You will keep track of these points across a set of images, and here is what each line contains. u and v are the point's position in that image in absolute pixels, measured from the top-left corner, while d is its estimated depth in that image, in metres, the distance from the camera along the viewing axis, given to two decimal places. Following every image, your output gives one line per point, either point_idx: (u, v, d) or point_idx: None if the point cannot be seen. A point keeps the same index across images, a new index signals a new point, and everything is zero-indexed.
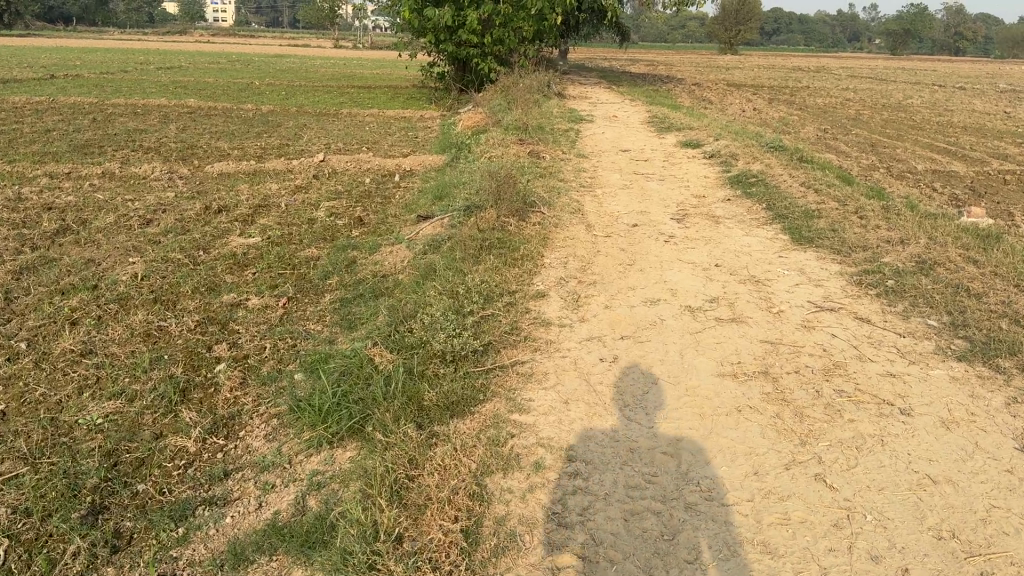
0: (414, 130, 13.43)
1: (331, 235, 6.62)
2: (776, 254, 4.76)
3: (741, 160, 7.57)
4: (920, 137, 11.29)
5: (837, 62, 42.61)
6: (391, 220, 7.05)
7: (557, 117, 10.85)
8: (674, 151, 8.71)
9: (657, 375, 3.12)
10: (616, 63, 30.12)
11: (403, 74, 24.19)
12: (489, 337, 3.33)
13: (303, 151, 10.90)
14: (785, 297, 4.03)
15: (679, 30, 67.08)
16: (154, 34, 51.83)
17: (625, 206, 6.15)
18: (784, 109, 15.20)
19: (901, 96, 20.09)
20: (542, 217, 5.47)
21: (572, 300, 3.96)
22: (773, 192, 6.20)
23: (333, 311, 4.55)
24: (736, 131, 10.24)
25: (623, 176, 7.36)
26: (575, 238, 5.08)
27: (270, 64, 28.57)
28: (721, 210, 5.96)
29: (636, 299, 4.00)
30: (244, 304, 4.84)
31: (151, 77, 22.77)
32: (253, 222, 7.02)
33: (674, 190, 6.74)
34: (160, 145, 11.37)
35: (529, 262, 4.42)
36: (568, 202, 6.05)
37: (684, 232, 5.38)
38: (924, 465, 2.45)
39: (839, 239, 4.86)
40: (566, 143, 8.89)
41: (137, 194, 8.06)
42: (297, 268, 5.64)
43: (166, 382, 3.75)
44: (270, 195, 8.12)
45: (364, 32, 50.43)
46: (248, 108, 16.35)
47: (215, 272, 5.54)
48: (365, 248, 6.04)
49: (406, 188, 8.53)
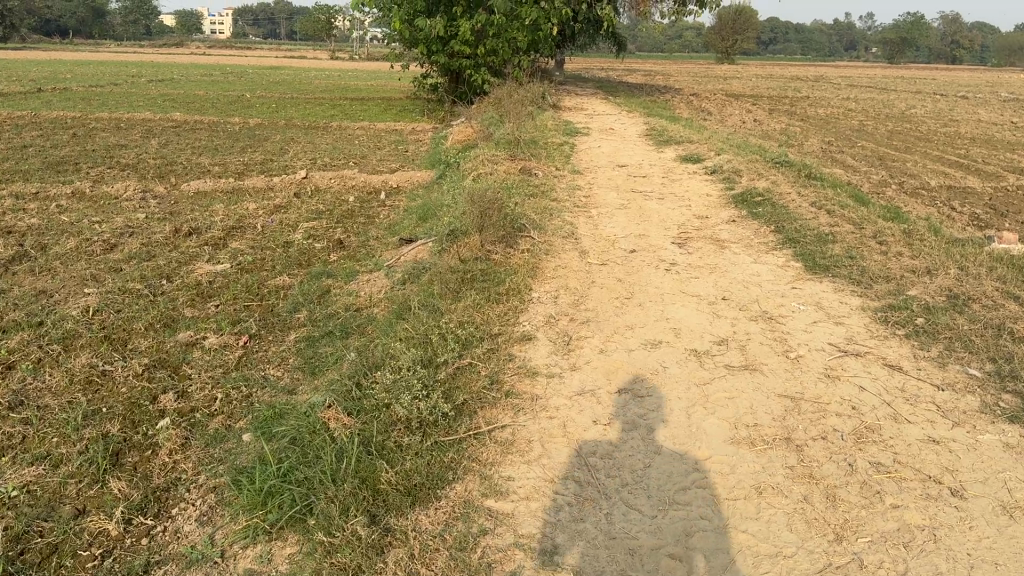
0: (404, 144, 13.01)
1: (306, 261, 6.17)
2: (789, 285, 4.32)
3: (745, 176, 7.13)
4: (929, 149, 10.89)
5: (835, 70, 42.26)
6: (372, 243, 6.60)
7: (551, 130, 10.43)
8: (673, 166, 8.28)
9: (660, 439, 2.66)
10: (613, 73, 29.82)
11: (396, 85, 23.80)
12: (463, 394, 2.88)
13: (287, 167, 10.47)
14: (801, 339, 3.58)
15: (676, 39, 66.98)
16: (149, 46, 51.54)
17: (622, 228, 5.71)
18: (786, 119, 14.81)
19: (904, 106, 19.69)
20: (531, 243, 5.03)
21: (562, 342, 3.50)
22: (782, 212, 5.77)
23: (297, 353, 4.09)
24: (738, 144, 9.84)
25: (620, 194, 6.93)
26: (567, 268, 4.63)
27: (265, 76, 28.26)
28: (726, 232, 5.51)
29: (635, 340, 3.55)
30: (201, 344, 4.37)
31: (140, 90, 22.36)
32: (225, 246, 6.57)
33: (675, 209, 6.30)
34: (139, 162, 10.94)
35: (514, 297, 3.97)
36: (561, 225, 5.61)
37: (686, 258, 4.93)
38: (990, 571, 1.99)
39: (858, 268, 4.44)
40: (560, 158, 8.46)
41: (106, 216, 7.61)
42: (265, 299, 5.18)
43: (97, 443, 3.27)
44: (246, 215, 7.68)
45: (360, 44, 50.14)
46: (235, 121, 15.92)
47: (176, 305, 5.09)
48: (342, 275, 5.60)
49: (392, 207, 8.09)
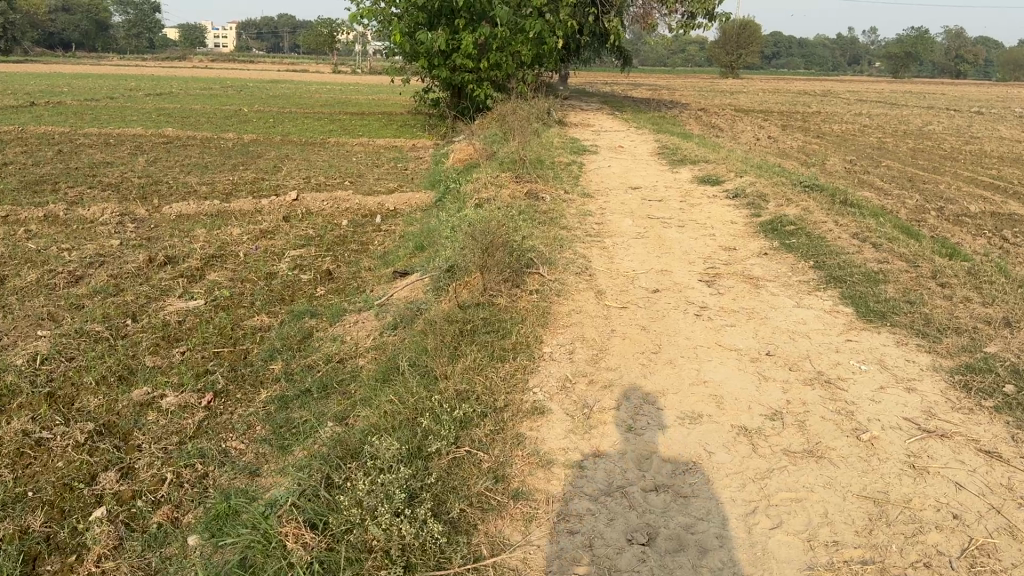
0: (403, 161, 12.45)
1: (290, 296, 5.56)
2: (842, 338, 3.72)
3: (772, 202, 6.53)
4: (958, 169, 10.33)
5: (840, 86, 41.81)
6: (364, 275, 6.00)
7: (557, 149, 9.85)
8: (690, 189, 7.67)
9: (718, 567, 2.08)
10: (618, 88, 29.36)
11: (396, 100, 23.27)
12: (461, 499, 2.28)
13: (278, 187, 9.90)
14: (869, 412, 2.98)
15: (679, 53, 66.56)
16: (151, 60, 51.10)
17: (641, 262, 5.10)
18: (800, 136, 14.26)
19: (919, 122, 19.09)
20: (541, 282, 4.44)
21: (581, 415, 2.89)
22: (820, 245, 5.17)
23: (266, 419, 3.49)
24: (757, 163, 9.28)
25: (636, 221, 6.32)
26: (583, 313, 4.02)
27: (264, 90, 27.73)
28: (759, 268, 4.90)
29: (671, 412, 2.95)
30: (158, 403, 3.77)
31: (135, 104, 21.82)
32: (201, 278, 5.98)
33: (698, 239, 5.70)
34: (122, 181, 10.36)
35: (523, 353, 3.37)
36: (573, 259, 5.01)
37: (717, 300, 4.32)
38: None
39: (922, 316, 3.86)
40: (569, 180, 7.85)
41: (76, 242, 7.02)
42: (238, 345, 4.57)
43: (11, 544, 2.69)
44: (229, 242, 7.09)
45: (361, 57, 49.70)
46: (229, 137, 15.35)
47: (136, 351, 4.49)
48: (327, 314, 5.00)
49: (387, 232, 7.49)
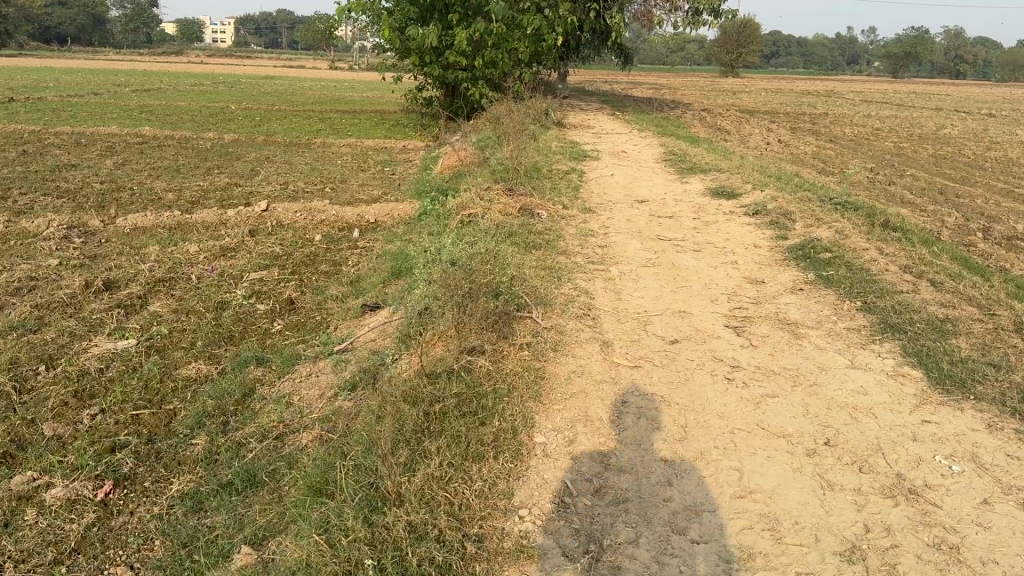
0: (391, 165, 11.63)
1: (240, 334, 4.74)
2: (917, 419, 2.91)
3: (800, 222, 5.73)
4: (988, 179, 9.53)
5: (842, 85, 40.97)
6: (329, 306, 5.16)
7: (555, 155, 9.03)
8: (703, 202, 6.89)
9: None
10: (616, 85, 28.58)
11: (390, 98, 22.41)
12: None
13: (250, 195, 9.07)
14: (979, 549, 2.19)
15: (678, 51, 65.62)
16: (146, 54, 50.17)
17: (654, 299, 4.28)
18: (812, 140, 13.46)
19: (934, 125, 18.24)
20: (534, 329, 3.63)
21: (587, 557, 2.08)
22: (867, 280, 4.36)
23: (174, 531, 2.68)
24: (773, 172, 8.49)
25: (645, 243, 5.49)
26: (586, 377, 3.20)
27: (255, 86, 26.85)
28: (796, 310, 4.08)
29: (711, 551, 2.14)
30: (41, 495, 2.95)
31: (118, 100, 20.92)
32: (141, 309, 5.15)
33: (718, 267, 4.88)
34: (81, 187, 9.49)
35: (507, 444, 2.54)
36: (573, 296, 4.18)
37: (750, 356, 3.50)
38: None
39: (1016, 389, 3.07)
40: (568, 192, 7.04)
41: (8, 263, 6.17)
42: (164, 407, 3.75)
43: None
44: (182, 262, 6.26)
45: (358, 54, 48.86)
46: (208, 136, 14.49)
47: (34, 414, 3.65)
48: (277, 359, 4.17)
49: (364, 251, 6.65)
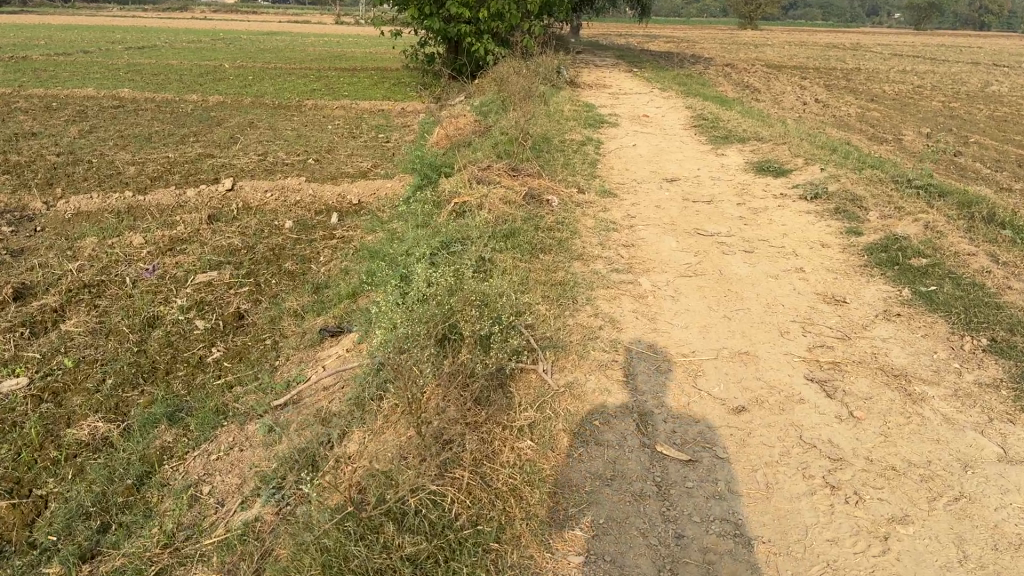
0: (387, 130, 10.50)
1: (163, 364, 3.69)
2: None
3: (875, 211, 4.62)
4: None
5: (865, 39, 39.05)
6: (284, 325, 4.10)
7: (569, 120, 7.90)
8: (747, 180, 5.79)
9: None
10: (633, 40, 27.05)
11: (394, 55, 21.01)
12: None
13: (222, 169, 7.98)
14: None
15: (695, 4, 63.24)
16: (148, 9, 48.64)
17: (703, 329, 3.21)
18: (851, 99, 12.23)
19: (978, 81, 16.88)
20: (540, 394, 2.55)
21: None
22: (986, 306, 3.28)
23: None
24: (821, 141, 7.35)
25: (682, 240, 4.40)
26: (618, 486, 2.15)
27: (255, 42, 25.48)
28: (899, 350, 3.00)
29: None
30: None
31: (105, 59, 19.64)
32: (49, 329, 4.10)
33: (780, 277, 3.80)
34: (33, 160, 8.38)
35: None
36: (594, 330, 3.10)
37: (854, 436, 2.42)
38: None
39: None
40: (585, 169, 5.94)
41: None
42: (30, 494, 2.70)
43: None
44: (118, 259, 5.19)
45: (362, 9, 47.14)
46: (191, 98, 13.29)
47: None
48: (196, 416, 3.11)
49: (341, 243, 5.56)
